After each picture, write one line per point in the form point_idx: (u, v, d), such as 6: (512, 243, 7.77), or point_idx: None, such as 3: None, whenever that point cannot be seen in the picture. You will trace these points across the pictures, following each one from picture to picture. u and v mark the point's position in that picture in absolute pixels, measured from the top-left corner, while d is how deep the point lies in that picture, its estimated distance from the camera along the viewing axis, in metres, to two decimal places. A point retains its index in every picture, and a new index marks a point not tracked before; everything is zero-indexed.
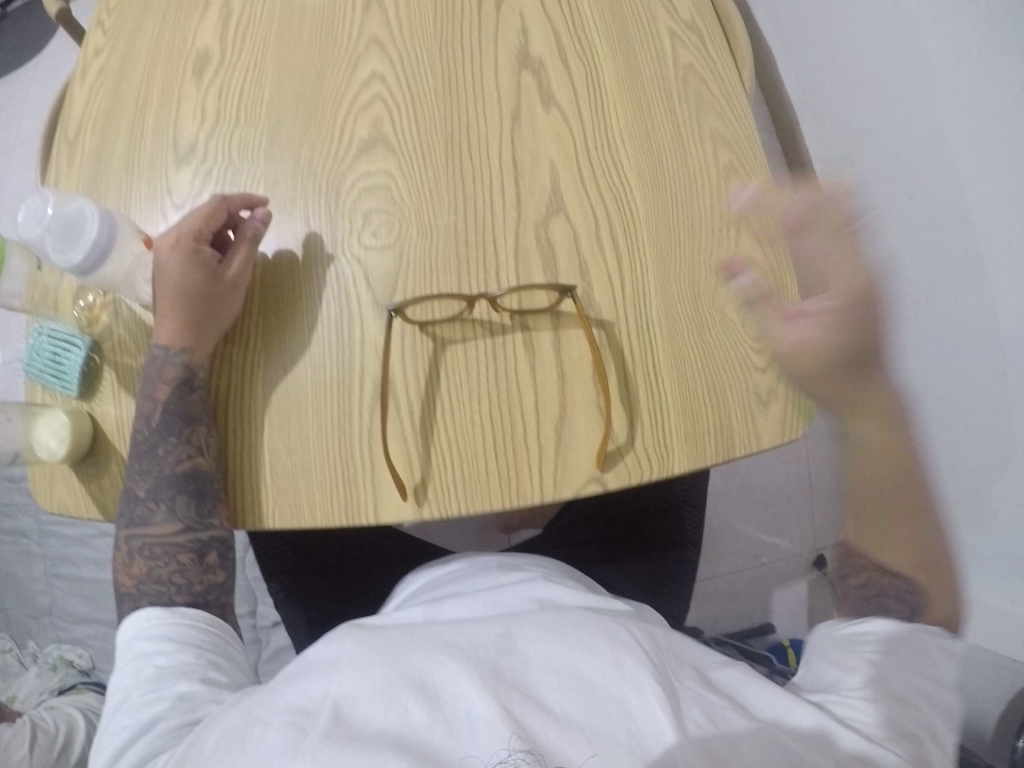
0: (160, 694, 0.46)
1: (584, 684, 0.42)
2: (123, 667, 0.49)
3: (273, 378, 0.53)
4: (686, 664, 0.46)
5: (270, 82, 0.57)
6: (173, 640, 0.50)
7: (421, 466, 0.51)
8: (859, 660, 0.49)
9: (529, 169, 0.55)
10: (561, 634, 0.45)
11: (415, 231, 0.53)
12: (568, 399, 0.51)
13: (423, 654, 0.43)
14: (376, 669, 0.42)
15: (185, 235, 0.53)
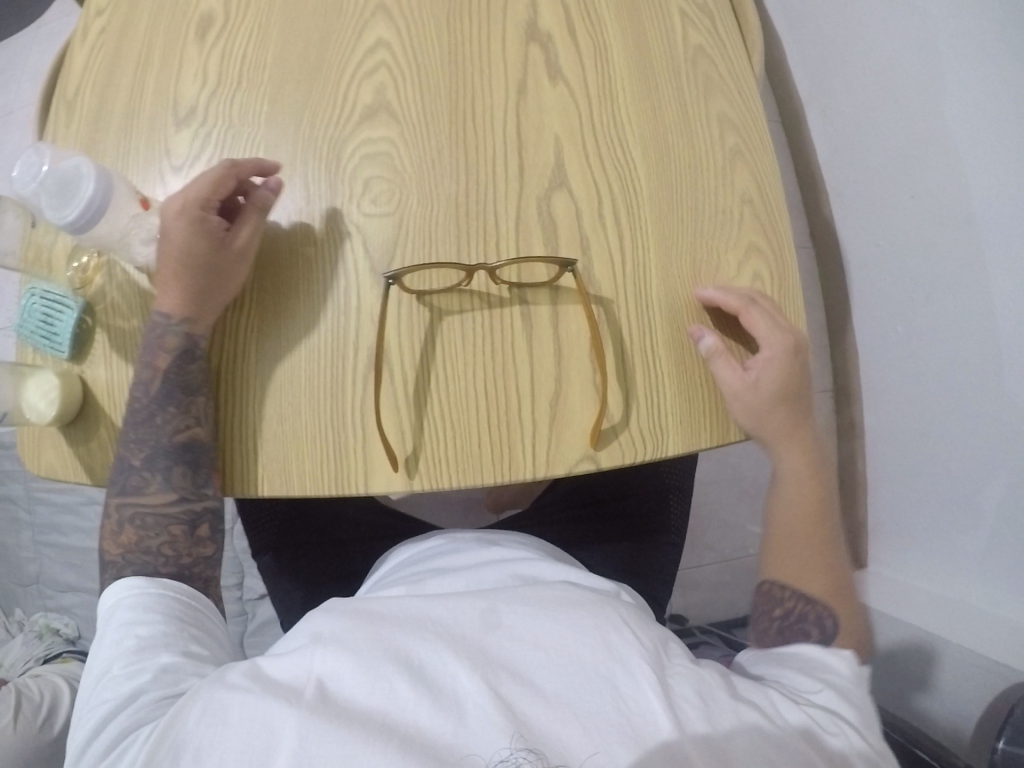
0: (142, 666, 0.45)
1: (573, 662, 0.41)
2: (103, 636, 0.48)
3: (268, 346, 0.52)
4: (672, 641, 0.45)
5: (273, 46, 0.56)
6: (155, 611, 0.49)
7: (413, 437, 0.50)
8: (832, 672, 0.49)
9: (533, 143, 0.54)
10: (549, 613, 0.44)
11: (416, 202, 0.53)
12: (564, 376, 0.51)
13: (410, 632, 0.43)
14: (361, 646, 0.41)
15: (194, 199, 0.51)
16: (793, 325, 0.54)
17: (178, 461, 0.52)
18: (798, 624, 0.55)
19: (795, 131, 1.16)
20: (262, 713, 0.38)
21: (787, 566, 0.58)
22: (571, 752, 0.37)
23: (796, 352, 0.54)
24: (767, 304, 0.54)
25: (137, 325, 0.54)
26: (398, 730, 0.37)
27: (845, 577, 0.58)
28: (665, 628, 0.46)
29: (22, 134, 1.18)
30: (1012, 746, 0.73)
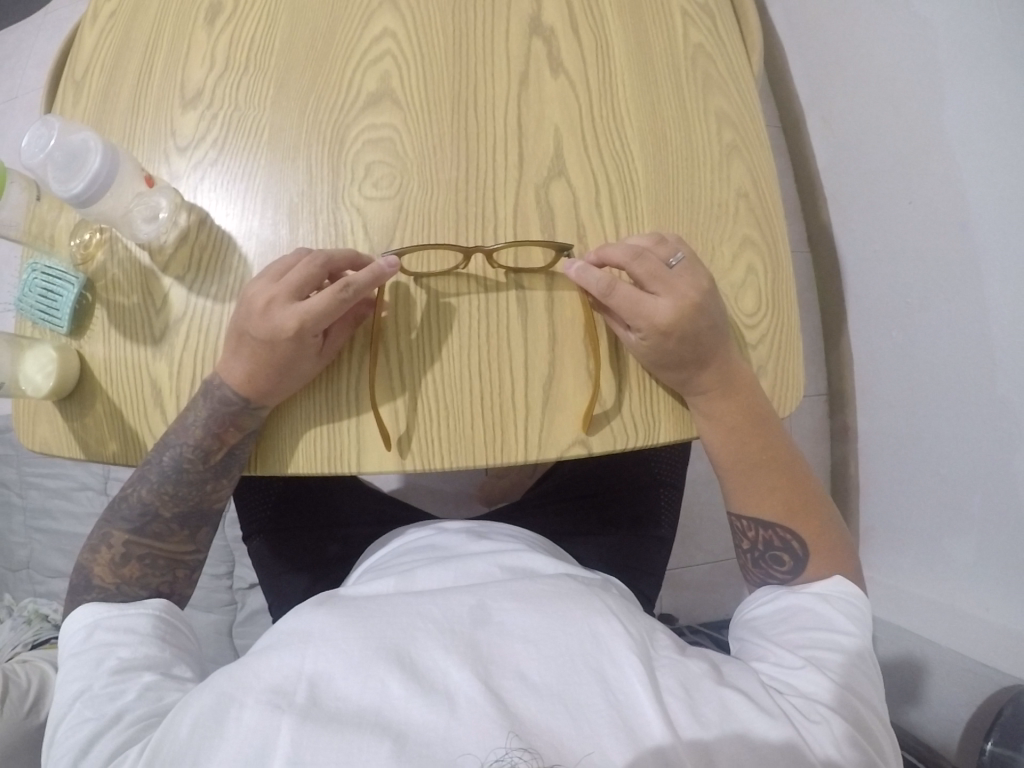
0: (124, 685, 0.45)
1: (560, 652, 0.41)
2: (78, 658, 0.48)
3: None
4: (661, 632, 0.46)
5: (281, 31, 0.57)
6: (132, 634, 0.50)
7: (406, 418, 0.51)
8: (836, 653, 0.49)
9: (533, 131, 0.55)
10: (537, 605, 0.44)
11: (416, 185, 0.53)
12: (557, 362, 0.52)
13: (399, 628, 0.42)
14: (351, 644, 0.41)
15: (310, 325, 0.48)
16: (670, 295, 0.50)
17: (208, 521, 0.58)
18: (768, 553, 0.58)
19: (794, 136, 1.18)
20: (257, 720, 0.38)
21: (743, 498, 0.58)
22: (562, 744, 0.37)
23: (676, 325, 0.49)
24: (638, 272, 0.50)
25: (138, 301, 0.54)
26: (391, 728, 0.37)
27: (800, 489, 0.58)
28: (652, 617, 0.47)
29: (25, 120, 1.19)
30: (1001, 748, 0.73)
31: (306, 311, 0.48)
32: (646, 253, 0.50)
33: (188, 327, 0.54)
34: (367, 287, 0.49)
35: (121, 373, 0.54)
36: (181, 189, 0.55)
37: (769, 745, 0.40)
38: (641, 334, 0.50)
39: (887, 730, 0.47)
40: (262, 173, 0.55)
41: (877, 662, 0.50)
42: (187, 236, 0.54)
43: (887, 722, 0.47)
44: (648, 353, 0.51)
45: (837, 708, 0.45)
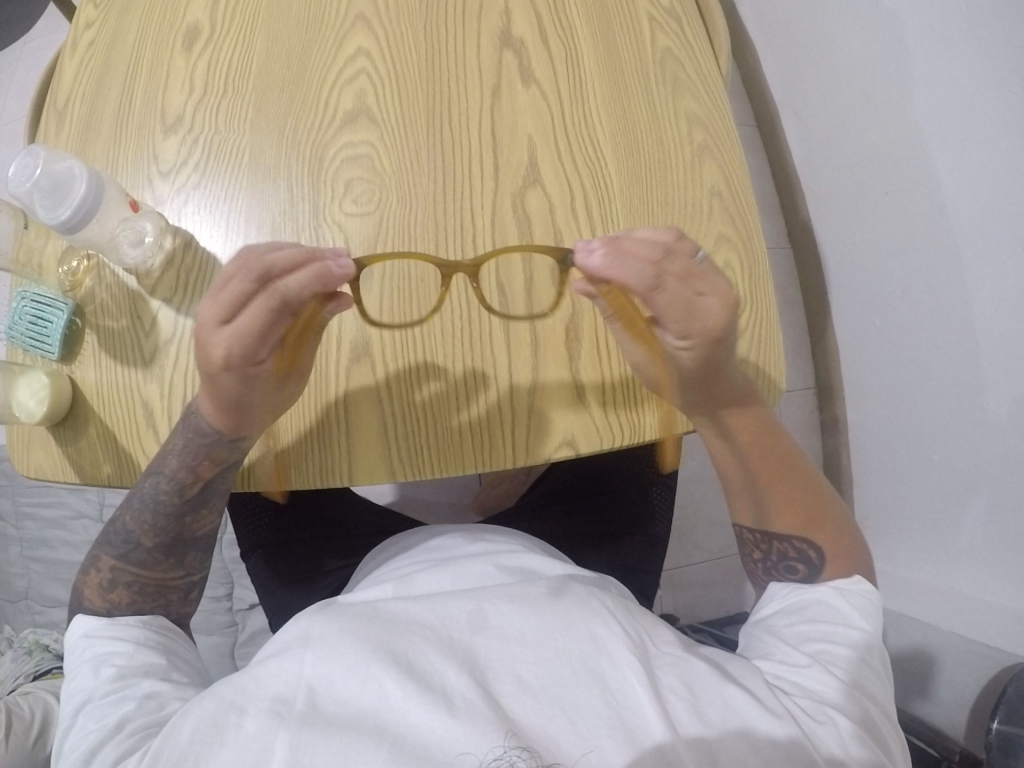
0: (124, 693, 0.46)
1: (558, 655, 0.42)
2: (82, 668, 0.49)
3: None
4: (664, 632, 0.47)
5: (258, 55, 0.59)
6: (132, 642, 0.51)
7: (394, 426, 0.52)
8: (840, 648, 0.50)
9: (507, 142, 0.56)
10: (533, 607, 0.45)
11: (395, 199, 0.55)
12: (540, 367, 0.53)
13: (397, 633, 0.43)
14: (348, 648, 0.42)
15: (240, 344, 0.46)
16: (715, 296, 0.49)
17: (193, 547, 0.58)
18: (782, 562, 0.59)
19: (769, 135, 1.20)
20: (258, 726, 0.39)
21: (755, 512, 0.60)
22: (560, 750, 0.38)
23: (726, 327, 0.49)
24: (677, 275, 0.48)
25: (128, 325, 0.55)
26: (389, 733, 0.38)
27: (811, 497, 0.59)
28: (654, 617, 0.48)
29: (8, 151, 1.20)
30: (1007, 727, 0.73)
31: (234, 330, 0.46)
32: (676, 255, 0.48)
33: (177, 349, 0.55)
34: (300, 285, 0.46)
35: (113, 397, 0.55)
36: (165, 212, 0.56)
37: (773, 743, 0.41)
38: (690, 344, 0.50)
39: (893, 727, 0.47)
40: (245, 193, 0.56)
41: (883, 656, 0.51)
42: (173, 260, 0.55)
43: (892, 719, 0.48)
44: (694, 361, 0.51)
45: (842, 704, 0.46)
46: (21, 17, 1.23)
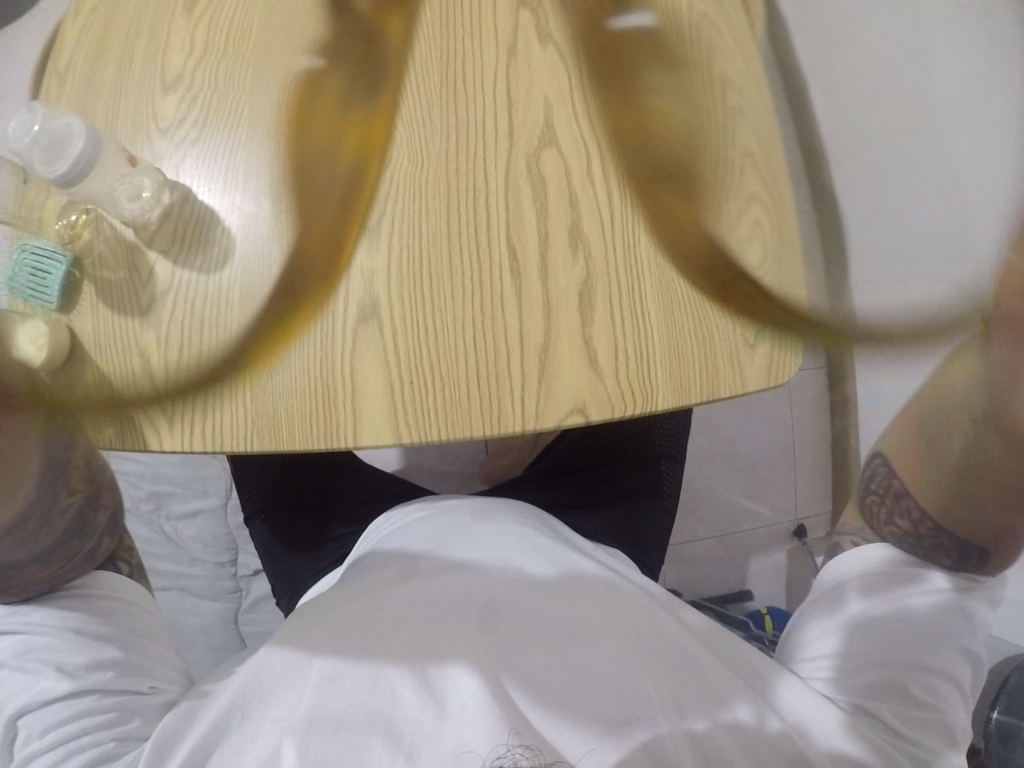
0: (84, 708, 0.49)
1: (565, 664, 0.49)
2: (20, 668, 0.49)
3: (267, 342, 0.52)
4: (667, 635, 0.53)
5: (259, 19, 0.58)
6: (63, 630, 0.50)
7: (401, 390, 0.51)
8: (855, 644, 0.55)
9: (523, 101, 0.55)
10: (545, 618, 0.52)
11: (404, 158, 0.54)
12: (552, 335, 0.52)
13: (413, 640, 0.50)
14: (365, 662, 0.49)
15: None
16: None
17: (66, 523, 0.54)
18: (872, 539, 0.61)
19: None
20: (292, 714, 0.47)
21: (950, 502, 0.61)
22: (565, 754, 0.45)
23: None
24: None
25: (124, 277, 0.54)
26: (403, 741, 0.45)
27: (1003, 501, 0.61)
28: (658, 618, 0.55)
29: None
30: (1007, 718, 0.72)
31: None
32: None
33: (175, 299, 0.54)
34: None
35: (110, 344, 0.54)
36: (164, 169, 0.55)
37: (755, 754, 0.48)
38: None
39: (937, 729, 0.52)
40: (246, 155, 0.56)
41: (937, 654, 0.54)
42: (170, 213, 0.54)
43: (940, 722, 0.53)
44: None
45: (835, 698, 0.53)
46: None
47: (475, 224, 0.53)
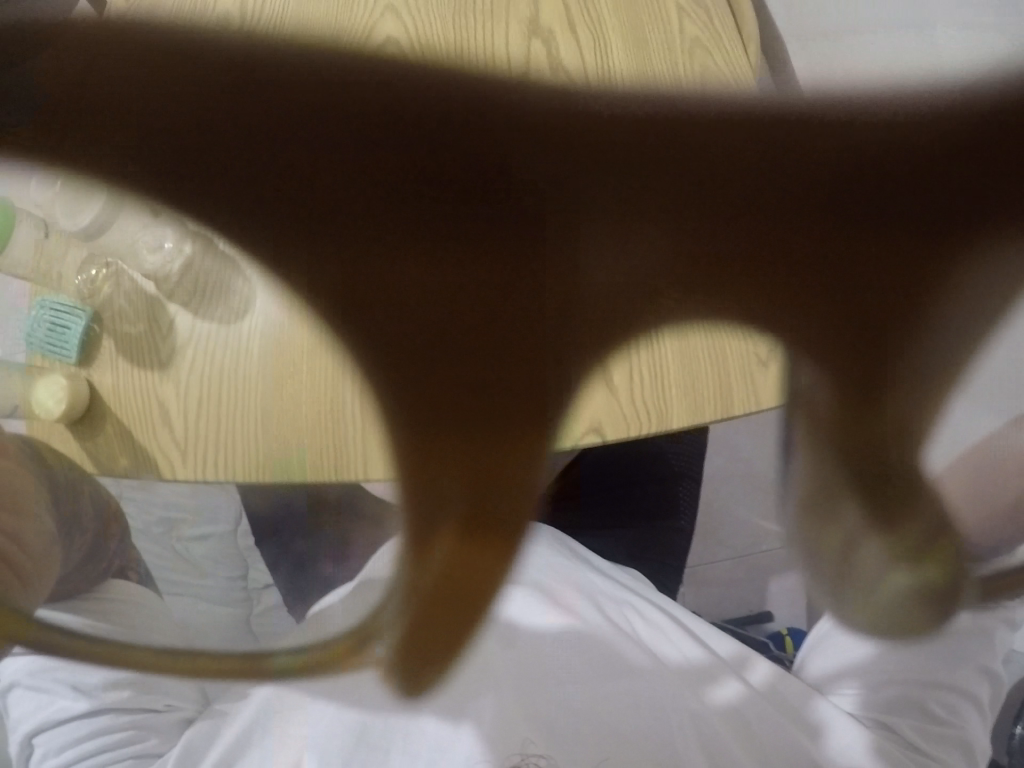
0: (102, 735, 0.55)
1: (616, 713, 0.56)
2: (36, 694, 0.56)
3: (310, 367, 0.56)
4: (692, 668, 0.60)
5: (295, 73, 0.64)
6: (71, 684, 0.56)
7: (436, 420, 0.60)
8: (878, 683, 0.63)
9: (537, 152, 0.64)
10: (593, 668, 0.58)
11: (428, 205, 0.62)
12: (566, 361, 0.59)
13: (473, 675, 0.58)
14: (409, 681, 0.58)
15: None
16: None
17: None
18: None
19: None
20: (312, 732, 0.55)
21: None
22: None
23: None
24: None
25: (143, 329, 0.54)
26: None
27: None
28: (692, 661, 0.60)
29: None
30: None
31: None
32: None
33: (195, 349, 0.54)
34: None
35: (128, 397, 0.53)
36: (187, 225, 0.59)
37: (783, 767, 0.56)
38: None
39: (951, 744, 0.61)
40: (278, 214, 0.61)
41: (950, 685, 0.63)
42: (191, 264, 0.57)
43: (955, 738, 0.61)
44: None
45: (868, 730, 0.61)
46: None
47: (501, 275, 0.62)
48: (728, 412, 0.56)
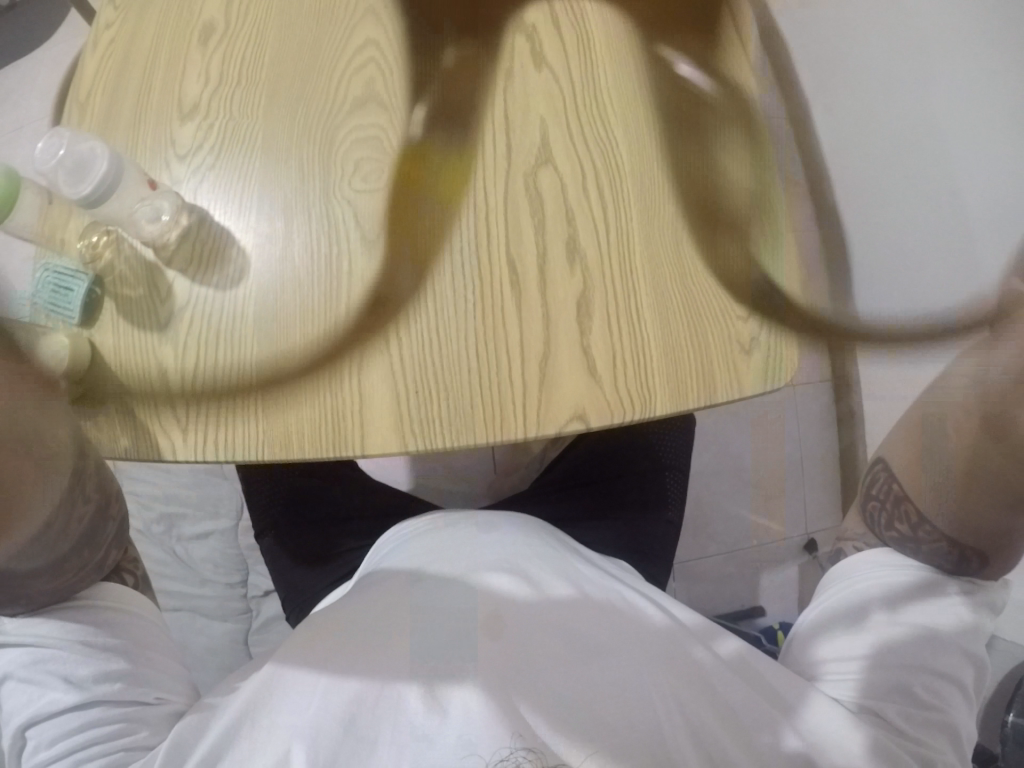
0: (90, 732, 0.49)
1: (573, 673, 0.50)
2: (27, 684, 0.50)
3: (277, 353, 0.55)
4: (678, 643, 0.55)
5: (272, 47, 0.61)
6: (65, 677, 0.50)
7: (407, 400, 0.53)
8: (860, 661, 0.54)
9: (519, 121, 0.58)
10: (549, 622, 0.54)
11: (402, 179, 0.58)
12: (551, 342, 0.54)
13: (417, 636, 0.53)
14: (365, 669, 0.51)
15: None
16: None
17: None
18: (895, 511, 0.58)
19: None
20: (302, 719, 0.49)
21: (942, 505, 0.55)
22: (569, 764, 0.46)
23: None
24: None
25: (143, 293, 0.56)
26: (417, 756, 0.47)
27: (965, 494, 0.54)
28: (669, 638, 0.55)
29: None
30: None
31: None
32: None
33: (192, 313, 0.56)
34: None
35: (129, 359, 0.56)
36: (182, 193, 0.58)
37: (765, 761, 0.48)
38: None
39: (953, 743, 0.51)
40: (255, 181, 0.58)
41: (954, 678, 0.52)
42: (188, 234, 0.57)
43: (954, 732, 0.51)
44: None
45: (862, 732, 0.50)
46: None
47: (476, 240, 0.56)
48: (709, 396, 0.55)
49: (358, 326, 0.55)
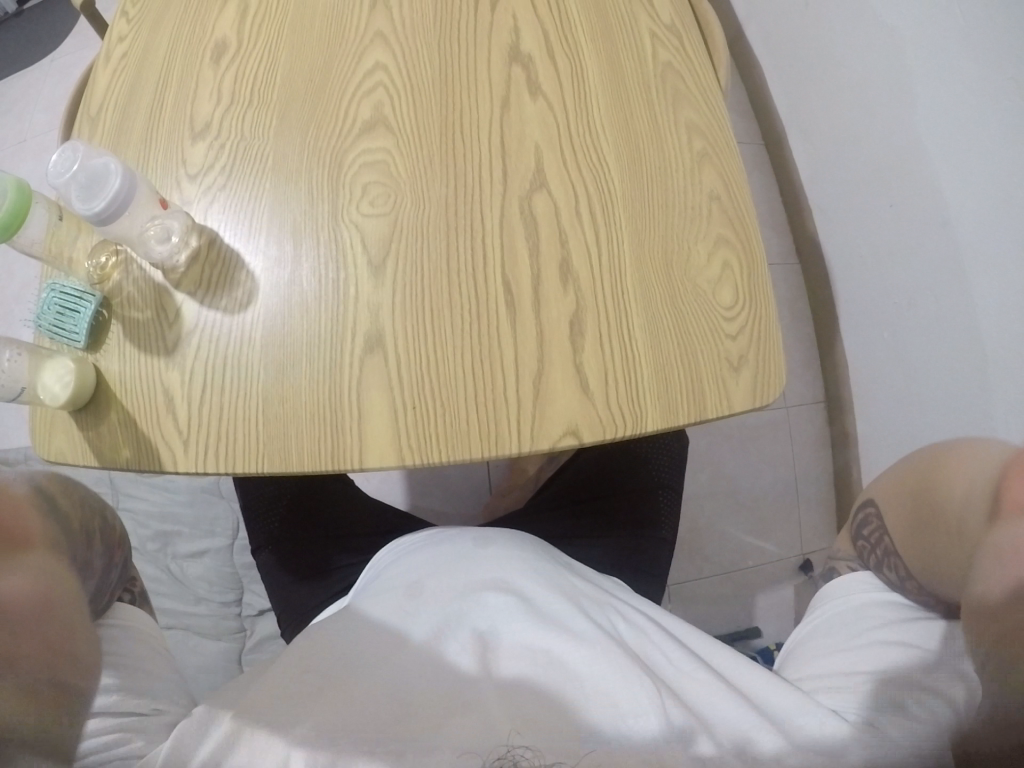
0: None
1: (572, 685, 0.51)
2: None
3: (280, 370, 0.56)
4: (674, 660, 0.56)
5: (281, 68, 0.63)
6: None
7: (402, 409, 0.54)
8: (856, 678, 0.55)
9: (515, 150, 0.61)
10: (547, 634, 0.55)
11: (410, 201, 0.59)
12: (546, 360, 0.56)
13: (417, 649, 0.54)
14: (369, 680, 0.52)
15: None
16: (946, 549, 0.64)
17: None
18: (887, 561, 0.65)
19: (776, 157, 1.23)
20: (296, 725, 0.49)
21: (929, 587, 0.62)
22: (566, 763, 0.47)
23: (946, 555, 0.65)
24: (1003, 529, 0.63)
25: (151, 316, 0.57)
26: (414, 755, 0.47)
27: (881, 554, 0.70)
28: (665, 660, 0.56)
29: (33, 160, 1.27)
30: None
31: None
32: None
33: (199, 337, 0.57)
34: None
35: (135, 385, 0.57)
36: (192, 212, 0.59)
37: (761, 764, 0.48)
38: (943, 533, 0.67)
39: None
40: (264, 197, 0.60)
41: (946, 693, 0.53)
42: (198, 255, 0.58)
43: None
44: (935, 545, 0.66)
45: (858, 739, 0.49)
46: (51, 38, 1.37)
47: (472, 257, 0.57)
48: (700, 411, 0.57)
49: (361, 345, 0.56)
